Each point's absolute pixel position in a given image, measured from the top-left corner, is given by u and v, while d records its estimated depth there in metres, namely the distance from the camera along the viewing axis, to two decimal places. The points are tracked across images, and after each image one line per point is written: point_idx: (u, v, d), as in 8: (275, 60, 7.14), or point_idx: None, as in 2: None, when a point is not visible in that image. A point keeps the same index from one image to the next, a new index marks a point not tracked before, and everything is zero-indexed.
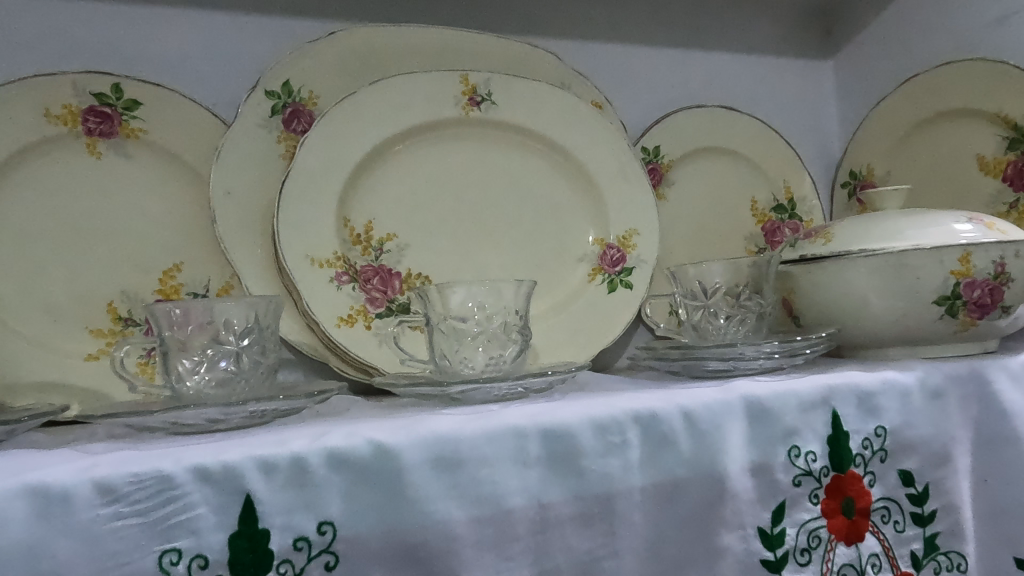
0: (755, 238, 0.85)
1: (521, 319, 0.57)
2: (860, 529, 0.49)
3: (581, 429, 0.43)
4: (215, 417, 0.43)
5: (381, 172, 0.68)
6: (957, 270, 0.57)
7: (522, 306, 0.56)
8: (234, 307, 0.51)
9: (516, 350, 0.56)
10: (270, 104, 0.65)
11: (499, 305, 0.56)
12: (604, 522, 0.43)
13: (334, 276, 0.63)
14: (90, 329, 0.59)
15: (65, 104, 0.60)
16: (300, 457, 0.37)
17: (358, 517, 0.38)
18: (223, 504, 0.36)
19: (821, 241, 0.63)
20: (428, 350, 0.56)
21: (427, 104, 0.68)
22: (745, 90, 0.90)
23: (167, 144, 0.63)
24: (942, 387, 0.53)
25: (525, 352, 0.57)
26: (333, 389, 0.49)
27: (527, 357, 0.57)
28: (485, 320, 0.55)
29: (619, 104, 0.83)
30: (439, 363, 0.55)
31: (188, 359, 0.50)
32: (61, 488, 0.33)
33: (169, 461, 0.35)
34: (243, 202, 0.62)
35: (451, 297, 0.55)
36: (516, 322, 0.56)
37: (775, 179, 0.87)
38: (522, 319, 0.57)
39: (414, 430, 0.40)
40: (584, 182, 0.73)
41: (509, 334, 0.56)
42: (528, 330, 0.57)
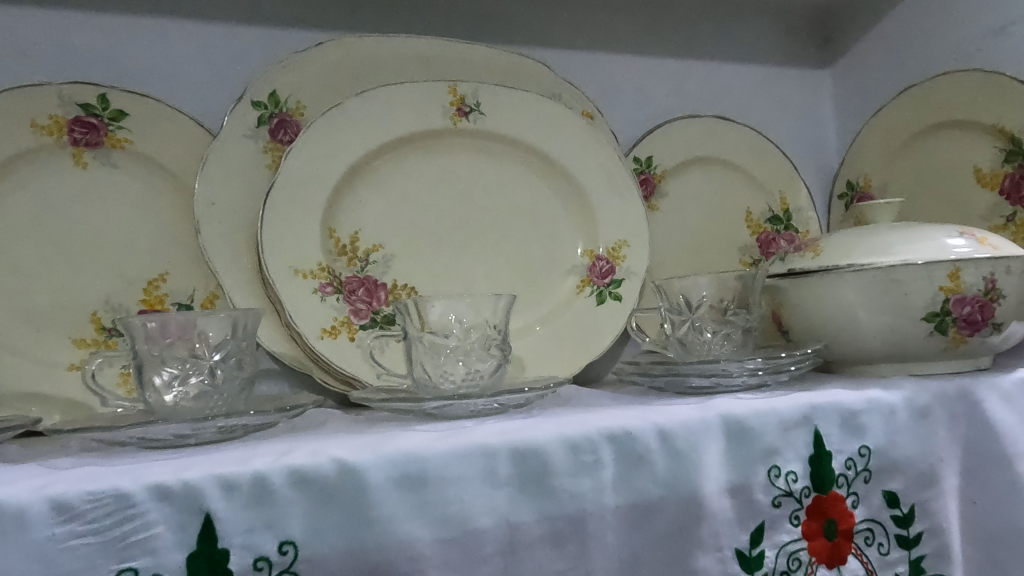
0: (749, 250, 0.84)
1: (500, 333, 0.56)
2: (842, 551, 0.48)
3: (553, 448, 0.42)
4: (185, 432, 0.43)
5: (367, 183, 0.68)
6: (946, 286, 0.56)
7: (502, 320, 0.56)
8: (211, 319, 0.51)
9: (495, 365, 0.55)
10: (257, 115, 0.65)
11: (479, 319, 0.55)
12: (575, 543, 0.42)
13: (317, 287, 0.63)
14: (73, 339, 0.59)
15: (51, 114, 0.60)
16: (262, 476, 0.37)
17: (321, 537, 0.37)
18: (182, 523, 0.35)
19: (810, 255, 0.62)
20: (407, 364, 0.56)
21: (414, 114, 0.68)
22: (741, 99, 0.90)
23: (153, 154, 0.63)
24: (929, 406, 0.51)
25: (504, 366, 0.56)
26: (308, 404, 0.48)
27: (507, 372, 0.56)
28: (464, 334, 0.55)
29: (612, 114, 0.82)
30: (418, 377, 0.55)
31: (164, 372, 0.50)
32: (16, 506, 0.33)
33: (128, 479, 0.35)
34: (227, 213, 0.62)
35: (430, 311, 0.54)
36: (496, 336, 0.56)
37: (770, 190, 0.86)
38: (501, 333, 0.56)
39: (380, 448, 0.39)
40: (573, 192, 0.73)
41: (488, 348, 0.56)
42: (508, 344, 0.57)
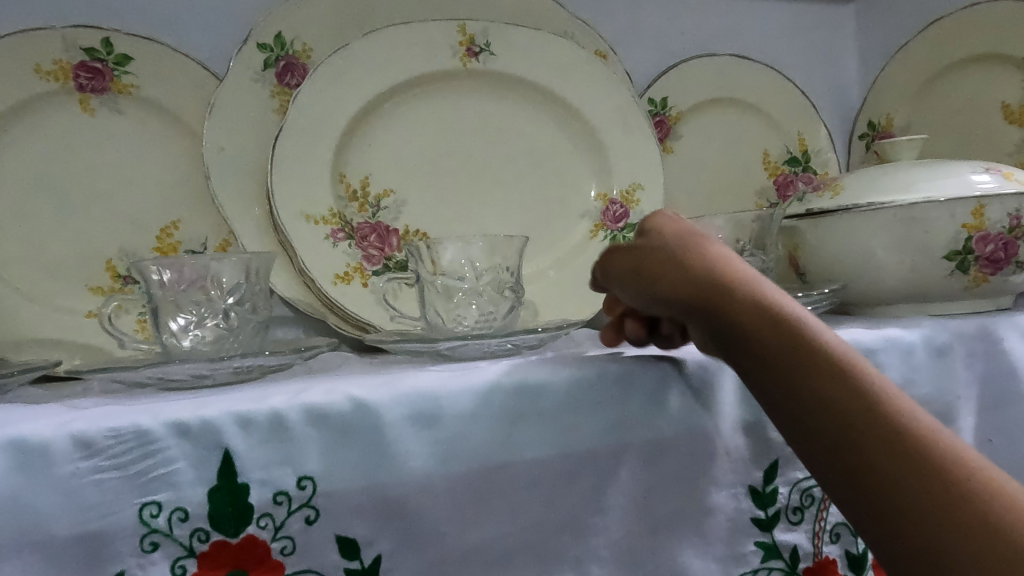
0: (766, 193, 0.83)
1: (514, 275, 0.56)
2: None
3: (565, 386, 0.42)
4: (201, 372, 0.43)
5: (378, 127, 0.67)
6: (969, 224, 0.55)
7: (515, 263, 0.56)
8: (224, 264, 0.50)
9: (508, 307, 0.56)
10: (263, 58, 0.64)
11: (493, 263, 0.55)
12: (589, 479, 0.42)
13: (329, 233, 0.63)
14: (89, 286, 0.60)
15: (56, 59, 0.59)
16: (278, 413, 0.37)
17: (338, 472, 0.38)
18: (203, 458, 0.36)
19: (829, 194, 0.60)
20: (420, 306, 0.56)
21: (424, 54, 0.66)
22: (760, 37, 0.87)
23: (160, 99, 0.62)
24: (948, 344, 0.51)
25: (517, 308, 0.56)
26: (323, 346, 0.48)
27: (519, 314, 0.57)
28: (477, 277, 0.55)
29: (627, 53, 0.80)
30: (432, 320, 0.55)
31: (180, 317, 0.50)
32: (40, 441, 0.34)
33: (147, 417, 0.36)
34: (237, 159, 0.62)
35: (444, 254, 0.54)
36: (510, 279, 0.56)
37: (788, 130, 0.84)
38: (514, 276, 0.56)
39: (394, 387, 0.40)
40: (587, 135, 0.71)
41: (502, 291, 0.56)
42: (521, 287, 0.57)
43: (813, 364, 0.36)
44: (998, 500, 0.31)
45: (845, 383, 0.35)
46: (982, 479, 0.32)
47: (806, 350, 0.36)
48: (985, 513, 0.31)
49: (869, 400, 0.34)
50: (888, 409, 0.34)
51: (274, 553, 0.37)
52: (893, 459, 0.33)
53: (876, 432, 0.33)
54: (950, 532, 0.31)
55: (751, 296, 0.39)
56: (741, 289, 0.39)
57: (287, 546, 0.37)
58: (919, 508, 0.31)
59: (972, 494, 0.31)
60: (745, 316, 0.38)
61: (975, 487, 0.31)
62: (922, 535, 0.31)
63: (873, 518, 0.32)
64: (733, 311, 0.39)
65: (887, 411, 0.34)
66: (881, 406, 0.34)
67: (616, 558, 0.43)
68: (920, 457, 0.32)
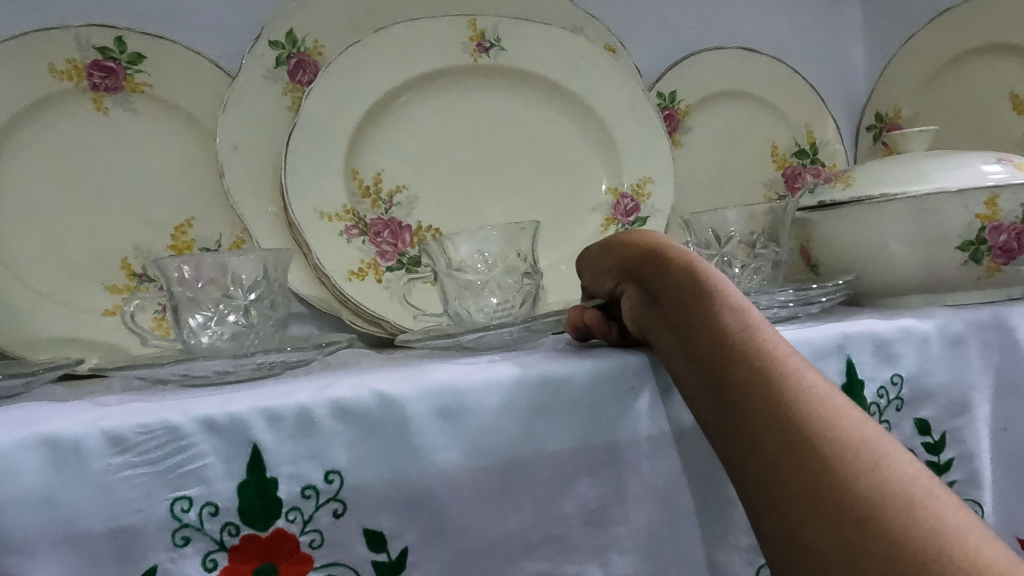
0: (775, 185, 0.83)
1: (528, 262, 0.56)
2: None
3: (584, 379, 0.43)
4: (224, 369, 0.44)
5: (389, 123, 0.67)
6: (982, 214, 0.55)
7: (528, 250, 0.56)
8: (243, 261, 0.51)
9: (525, 291, 0.56)
10: (275, 55, 0.64)
11: (506, 252, 0.56)
12: (611, 470, 0.43)
13: (343, 230, 0.63)
14: (105, 285, 0.60)
15: (69, 59, 0.59)
16: (305, 408, 0.37)
17: (365, 465, 0.38)
18: (232, 453, 0.36)
19: (841, 186, 0.61)
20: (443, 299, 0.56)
21: (435, 50, 0.67)
22: (768, 30, 0.87)
23: (174, 98, 0.63)
24: (962, 334, 0.52)
25: (536, 295, 0.57)
26: (342, 342, 0.49)
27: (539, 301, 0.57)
28: (491, 267, 0.55)
29: (636, 47, 0.80)
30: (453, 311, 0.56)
31: (199, 314, 0.50)
32: (72, 438, 0.34)
33: (177, 413, 0.36)
34: (250, 156, 0.62)
35: (456, 250, 0.54)
36: (524, 265, 0.56)
37: (796, 123, 0.84)
38: (530, 263, 0.56)
39: (417, 381, 0.40)
40: (597, 129, 0.72)
41: (518, 278, 0.56)
42: (538, 273, 0.57)
43: (730, 350, 0.37)
44: (899, 494, 0.29)
45: (759, 370, 0.35)
46: (886, 471, 0.30)
47: (731, 337, 0.37)
48: (869, 497, 0.29)
49: (779, 391, 0.34)
50: (797, 401, 0.34)
51: (303, 547, 0.37)
52: (786, 442, 0.32)
53: (779, 417, 0.33)
54: (822, 513, 0.30)
55: (687, 276, 0.41)
56: (680, 271, 0.42)
57: (315, 539, 0.37)
58: (800, 486, 0.31)
59: (856, 478, 0.30)
60: (676, 293, 0.41)
61: (878, 478, 0.30)
62: (800, 514, 0.30)
63: (762, 494, 0.32)
64: (667, 284, 0.42)
65: (796, 402, 0.33)
66: (787, 394, 0.34)
67: (639, 548, 0.43)
68: (819, 445, 0.31)
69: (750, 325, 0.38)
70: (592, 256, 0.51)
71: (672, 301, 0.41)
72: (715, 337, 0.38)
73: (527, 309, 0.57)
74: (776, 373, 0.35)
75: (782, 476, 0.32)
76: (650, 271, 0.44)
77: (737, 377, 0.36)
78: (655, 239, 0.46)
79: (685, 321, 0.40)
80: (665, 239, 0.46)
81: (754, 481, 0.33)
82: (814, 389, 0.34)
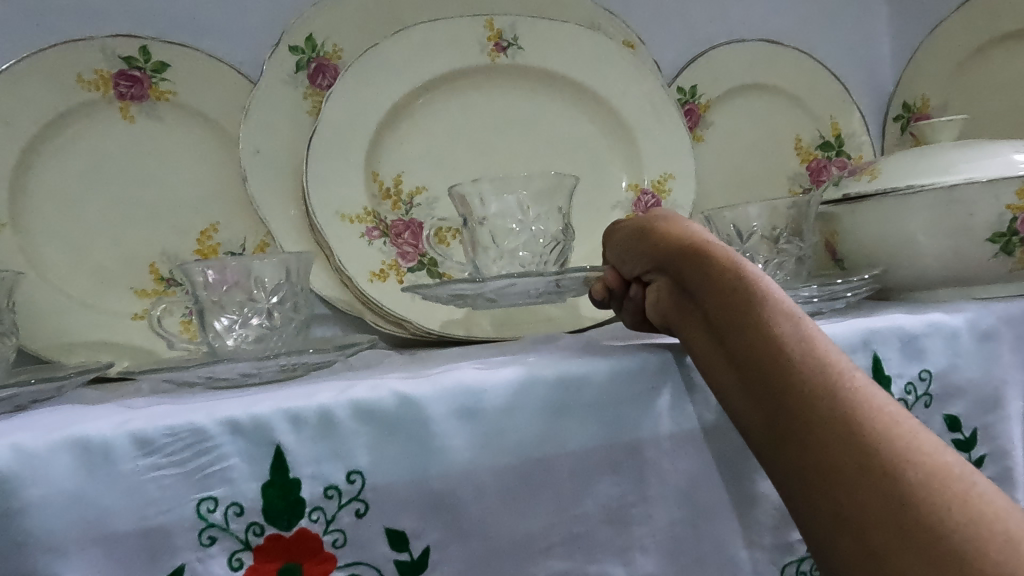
0: (799, 179, 0.82)
1: (563, 216, 0.60)
2: None
3: (604, 377, 0.43)
4: (248, 371, 0.44)
5: (409, 125, 0.67)
6: (1014, 205, 0.54)
7: (564, 203, 0.60)
8: (266, 265, 0.52)
9: (556, 249, 0.61)
10: (295, 60, 0.65)
11: (540, 210, 0.60)
12: (633, 469, 0.43)
13: (364, 231, 0.63)
14: (134, 289, 0.61)
15: (96, 69, 0.61)
16: (327, 409, 0.38)
17: (386, 466, 0.38)
18: (256, 454, 0.37)
19: (867, 178, 0.60)
20: (469, 250, 0.60)
21: (453, 51, 0.67)
22: (790, 21, 0.85)
23: (197, 105, 0.64)
24: (993, 328, 0.51)
25: (564, 248, 0.61)
26: (364, 344, 0.49)
27: (566, 254, 0.61)
28: (525, 218, 0.59)
29: (655, 43, 0.79)
30: (484, 259, 0.60)
31: (224, 317, 0.51)
32: (100, 440, 0.35)
33: (202, 416, 0.37)
34: (272, 160, 0.63)
35: (489, 205, 0.58)
36: (556, 223, 0.60)
37: (821, 115, 0.82)
38: (564, 219, 0.61)
39: (437, 382, 0.41)
40: (617, 127, 0.71)
41: (550, 235, 0.60)
42: (568, 226, 0.61)
43: (787, 360, 0.36)
44: (990, 522, 0.28)
45: (820, 385, 0.34)
46: (969, 494, 0.29)
47: (789, 349, 0.36)
48: (956, 522, 0.28)
49: (843, 408, 0.33)
50: (869, 420, 0.32)
51: (326, 546, 0.37)
52: (859, 463, 0.31)
53: (849, 436, 0.31)
54: (905, 537, 0.28)
55: (734, 278, 0.40)
56: (727, 275, 0.40)
57: (339, 539, 0.37)
58: (877, 507, 0.29)
59: (944, 506, 0.28)
60: (725, 298, 0.40)
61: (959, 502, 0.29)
62: (879, 540, 0.29)
63: (831, 516, 0.31)
64: (711, 286, 0.41)
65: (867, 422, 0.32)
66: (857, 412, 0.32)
67: (662, 548, 0.43)
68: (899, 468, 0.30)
69: (805, 333, 0.37)
70: (621, 242, 0.50)
71: (716, 303, 0.40)
72: (768, 346, 0.36)
73: (555, 265, 0.61)
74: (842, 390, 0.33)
75: (856, 499, 0.30)
76: (691, 271, 0.43)
77: (796, 390, 0.34)
78: (696, 234, 0.44)
79: (735, 328, 0.39)
80: (705, 234, 0.45)
81: (819, 501, 0.32)
82: (881, 405, 0.33)
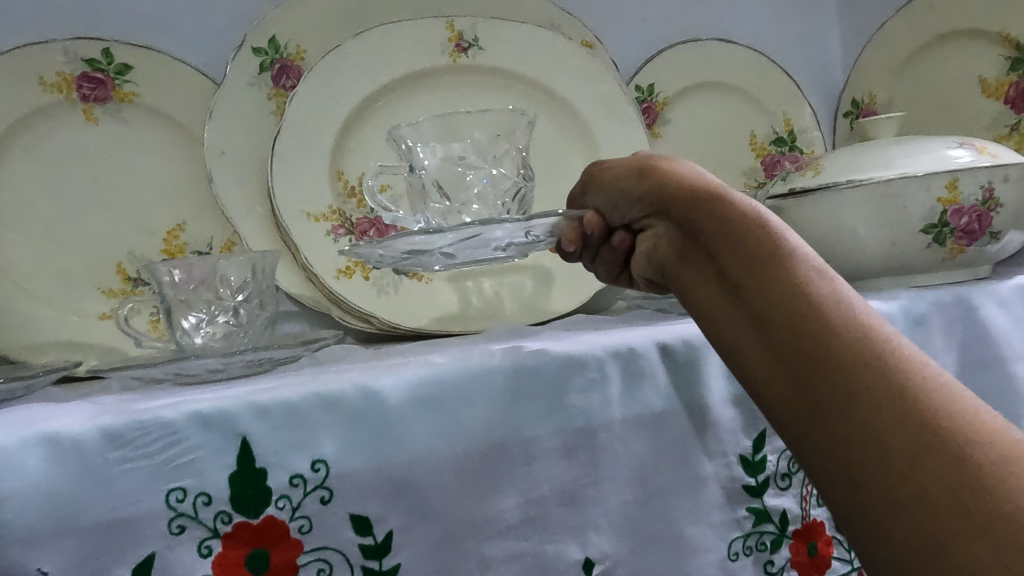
0: (754, 174, 0.85)
1: (524, 160, 0.61)
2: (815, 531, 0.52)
3: (558, 366, 0.45)
4: (215, 367, 0.46)
5: (372, 125, 0.69)
6: (944, 198, 0.58)
7: (525, 146, 0.61)
8: (232, 263, 0.53)
9: (519, 193, 0.60)
10: (259, 61, 0.66)
11: (501, 152, 0.60)
12: (586, 452, 0.45)
13: (330, 229, 0.65)
14: (102, 290, 0.62)
15: (59, 71, 0.61)
16: (292, 401, 0.40)
17: (350, 454, 0.40)
18: (223, 446, 0.38)
19: (811, 173, 0.62)
20: (420, 199, 0.58)
21: (415, 51, 0.69)
22: (743, 20, 0.88)
23: (161, 107, 0.65)
24: (926, 314, 0.54)
25: (527, 194, 0.61)
26: (329, 338, 0.51)
27: (528, 201, 0.61)
28: (486, 161, 0.59)
29: (613, 42, 0.82)
30: (437, 211, 0.58)
31: (191, 316, 0.53)
32: (70, 436, 0.36)
33: (169, 410, 0.38)
34: (237, 160, 0.64)
35: (437, 152, 0.58)
36: (517, 168, 0.60)
37: (774, 111, 0.85)
38: (525, 164, 0.61)
39: (399, 373, 0.42)
40: (576, 124, 0.74)
41: (512, 180, 0.60)
42: (529, 170, 0.61)
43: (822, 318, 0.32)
44: None
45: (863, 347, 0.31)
46: None
47: (826, 309, 0.33)
48: None
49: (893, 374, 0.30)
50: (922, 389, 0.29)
51: (293, 532, 0.39)
52: (916, 439, 0.28)
53: (900, 406, 0.29)
54: (978, 528, 0.26)
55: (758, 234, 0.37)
56: (752, 229, 0.38)
57: (305, 525, 0.39)
58: (942, 493, 0.27)
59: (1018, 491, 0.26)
60: (748, 253, 0.37)
61: None
62: (939, 524, 0.26)
63: (876, 492, 0.28)
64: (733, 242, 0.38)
65: (921, 393, 0.29)
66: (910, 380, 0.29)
67: (615, 527, 0.45)
68: (965, 447, 0.27)
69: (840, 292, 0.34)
70: (615, 188, 0.47)
71: (739, 259, 0.37)
72: (801, 304, 0.33)
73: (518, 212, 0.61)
74: (891, 354, 0.30)
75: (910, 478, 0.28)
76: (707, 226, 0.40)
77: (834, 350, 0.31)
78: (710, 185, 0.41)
79: (760, 285, 0.36)
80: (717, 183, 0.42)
81: (862, 476, 0.29)
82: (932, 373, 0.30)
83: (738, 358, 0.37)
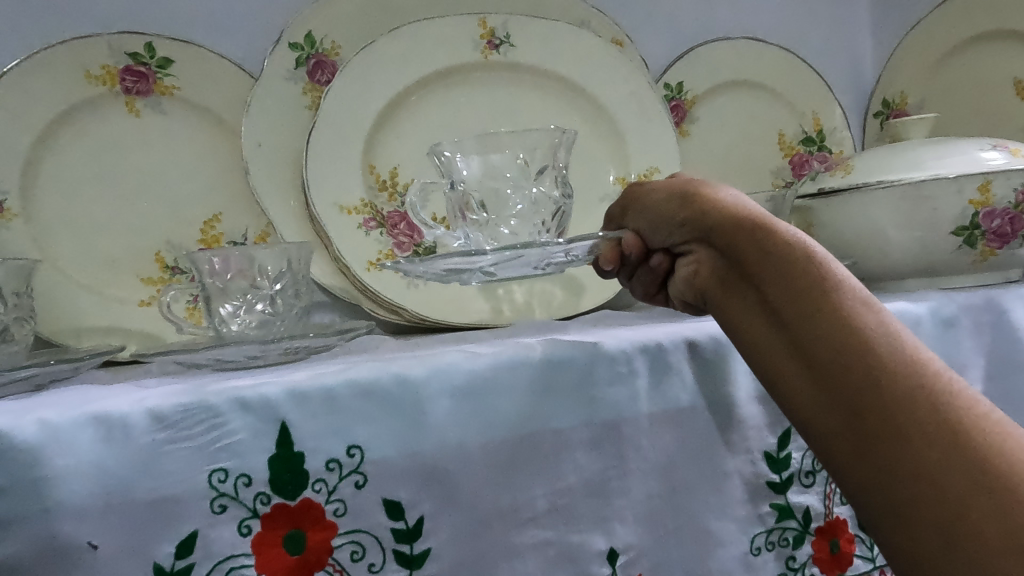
0: (781, 173, 0.85)
1: (562, 174, 0.61)
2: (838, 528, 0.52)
3: (587, 360, 0.46)
4: (254, 354, 0.47)
5: (404, 120, 0.70)
6: (975, 200, 0.57)
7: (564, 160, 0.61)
8: (269, 254, 0.54)
9: (554, 208, 0.61)
10: (295, 56, 0.67)
11: (540, 167, 0.59)
12: (612, 445, 0.46)
13: (361, 222, 0.66)
14: (141, 278, 0.64)
15: (103, 65, 0.63)
16: (329, 389, 0.41)
17: (383, 441, 0.41)
18: (263, 430, 0.40)
19: (840, 173, 0.62)
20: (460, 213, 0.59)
21: (447, 48, 0.70)
22: (774, 19, 0.88)
23: (200, 100, 0.66)
24: (955, 316, 0.54)
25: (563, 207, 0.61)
26: (362, 328, 0.52)
27: (564, 215, 0.61)
28: (524, 175, 0.59)
29: (643, 39, 0.82)
30: (475, 224, 0.59)
31: (229, 303, 0.54)
32: (119, 415, 0.37)
33: (212, 395, 0.40)
34: (273, 152, 0.65)
35: (477, 167, 0.58)
36: (554, 182, 0.60)
37: (803, 111, 0.85)
38: (563, 179, 0.61)
39: (432, 364, 0.43)
40: (605, 122, 0.74)
41: (549, 195, 0.60)
42: (567, 184, 0.61)
43: (868, 353, 0.33)
44: None
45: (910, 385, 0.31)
46: None
47: (872, 342, 0.33)
48: None
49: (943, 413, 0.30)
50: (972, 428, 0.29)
51: (328, 514, 0.40)
52: (968, 480, 0.28)
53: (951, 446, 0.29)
54: None
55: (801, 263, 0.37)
56: (797, 257, 0.38)
57: (339, 508, 0.40)
58: (998, 534, 0.27)
59: None
60: (794, 284, 0.37)
61: None
62: (995, 565, 0.27)
63: (930, 528, 0.29)
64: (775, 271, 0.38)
65: (973, 433, 0.29)
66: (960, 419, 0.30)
67: (639, 519, 0.46)
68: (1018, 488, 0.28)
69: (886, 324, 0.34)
70: (655, 208, 0.48)
71: (782, 288, 0.37)
72: (847, 338, 0.34)
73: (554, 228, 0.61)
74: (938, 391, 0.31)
75: (965, 518, 0.28)
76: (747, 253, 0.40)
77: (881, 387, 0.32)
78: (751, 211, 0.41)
79: (804, 317, 0.36)
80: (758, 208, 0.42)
81: (913, 513, 0.29)
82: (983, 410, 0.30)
83: (781, 386, 0.37)
